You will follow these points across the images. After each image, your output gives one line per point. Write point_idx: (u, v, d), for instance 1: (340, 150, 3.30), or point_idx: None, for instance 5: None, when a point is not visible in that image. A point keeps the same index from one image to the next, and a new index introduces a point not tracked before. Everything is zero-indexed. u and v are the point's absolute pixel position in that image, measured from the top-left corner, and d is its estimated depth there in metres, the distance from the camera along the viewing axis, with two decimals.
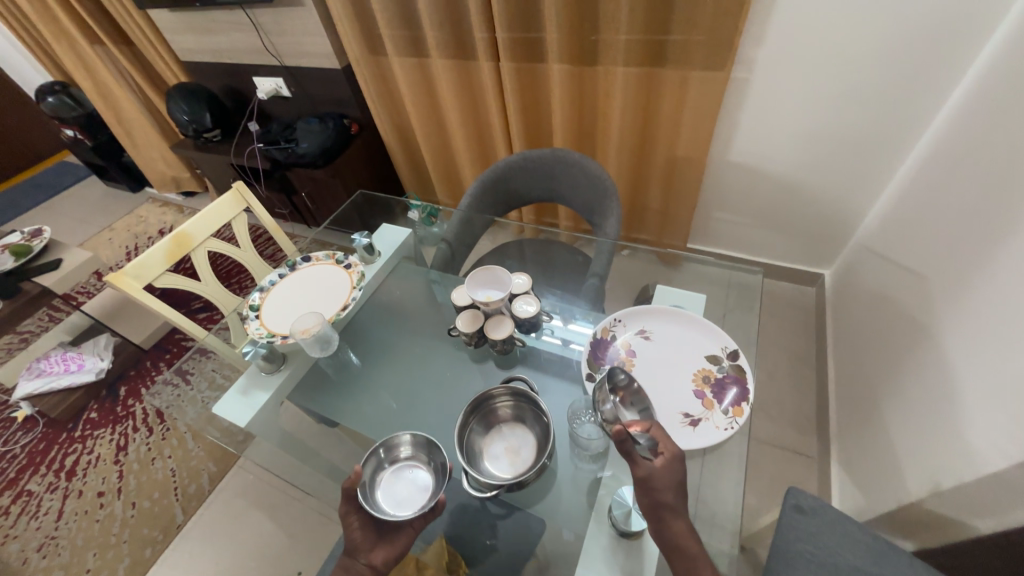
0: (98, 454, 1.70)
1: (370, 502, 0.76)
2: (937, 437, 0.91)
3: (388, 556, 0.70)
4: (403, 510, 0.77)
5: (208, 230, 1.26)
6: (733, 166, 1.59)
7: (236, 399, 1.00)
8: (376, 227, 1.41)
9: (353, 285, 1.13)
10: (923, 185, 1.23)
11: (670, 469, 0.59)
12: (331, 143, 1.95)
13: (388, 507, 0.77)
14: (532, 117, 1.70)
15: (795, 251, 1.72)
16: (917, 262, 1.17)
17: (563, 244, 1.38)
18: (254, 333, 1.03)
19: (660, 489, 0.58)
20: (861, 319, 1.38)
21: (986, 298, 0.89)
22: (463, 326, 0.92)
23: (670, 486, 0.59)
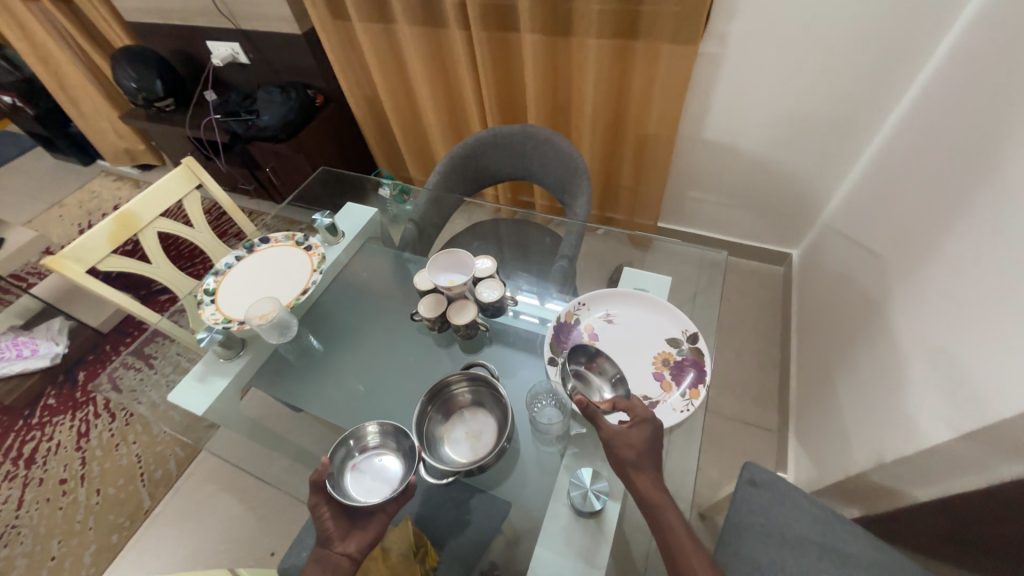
0: (58, 441, 1.65)
1: (339, 492, 0.76)
2: (884, 412, 0.96)
3: (362, 544, 0.69)
4: (373, 497, 0.76)
5: (155, 209, 1.19)
6: (705, 144, 1.58)
7: (191, 385, 0.97)
8: (341, 205, 1.36)
9: (314, 268, 1.10)
10: (886, 168, 1.24)
11: (634, 430, 0.65)
12: (294, 116, 1.84)
13: (357, 495, 0.76)
14: (505, 90, 1.63)
15: (764, 230, 1.74)
16: (876, 243, 1.20)
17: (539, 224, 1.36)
18: (209, 319, 1.00)
19: (622, 447, 0.64)
20: (822, 297, 1.42)
21: (936, 280, 0.91)
22: (425, 312, 0.89)
23: (635, 447, 0.64)
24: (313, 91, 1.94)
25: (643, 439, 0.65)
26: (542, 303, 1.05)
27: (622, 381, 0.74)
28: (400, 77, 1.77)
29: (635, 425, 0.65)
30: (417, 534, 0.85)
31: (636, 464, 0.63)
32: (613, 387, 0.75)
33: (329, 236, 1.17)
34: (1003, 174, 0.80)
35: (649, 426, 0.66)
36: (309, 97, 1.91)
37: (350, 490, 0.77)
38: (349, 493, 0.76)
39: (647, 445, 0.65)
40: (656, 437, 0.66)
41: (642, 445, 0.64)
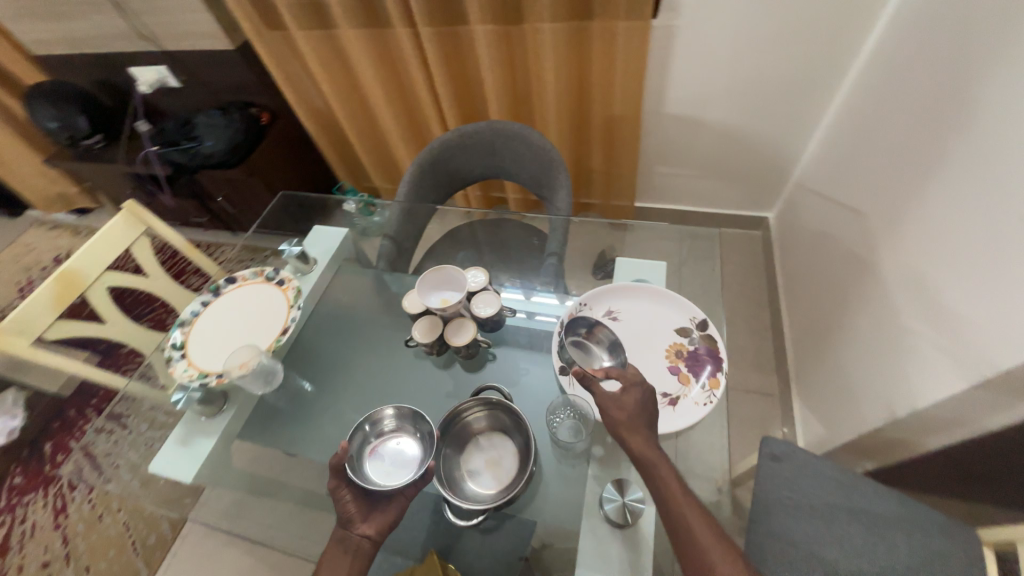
0: (33, 522, 1.51)
1: (358, 474, 0.75)
2: (886, 368, 0.97)
3: (382, 524, 0.72)
4: (392, 480, 0.76)
5: (101, 264, 1.09)
6: (673, 119, 1.56)
7: (174, 451, 0.89)
8: (308, 229, 1.27)
9: (290, 303, 1.02)
10: (853, 122, 1.25)
11: (624, 392, 0.68)
12: (241, 139, 1.72)
13: (377, 478, 0.76)
14: (462, 86, 1.56)
15: (738, 197, 1.75)
16: (853, 199, 1.20)
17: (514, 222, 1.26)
18: (182, 377, 0.91)
19: (614, 411, 0.67)
20: (806, 257, 1.43)
21: (921, 232, 0.92)
22: (421, 336, 0.84)
23: (626, 410, 0.66)
24: (256, 109, 1.82)
25: (635, 401, 0.67)
26: (528, 298, 1.03)
27: (619, 347, 0.78)
28: (349, 84, 1.67)
29: (627, 389, 0.68)
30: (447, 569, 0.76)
31: (628, 425, 0.65)
32: (611, 354, 0.79)
33: (300, 266, 1.12)
34: (978, 119, 0.81)
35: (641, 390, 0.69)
36: (252, 115, 1.79)
37: (370, 474, 0.76)
38: (369, 477, 0.76)
39: (639, 407, 0.67)
40: (650, 400, 0.68)
41: (633, 407, 0.67)
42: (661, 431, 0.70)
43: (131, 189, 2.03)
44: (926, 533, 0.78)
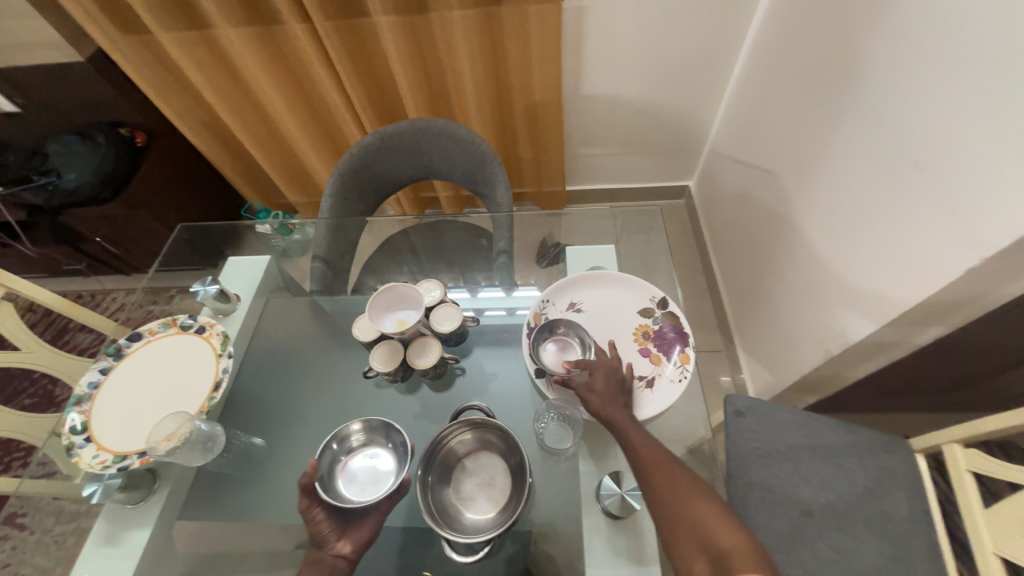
0: None
1: (330, 494, 0.69)
2: (816, 312, 1.06)
3: (358, 539, 0.67)
4: (368, 496, 0.70)
5: None
6: (592, 100, 1.57)
7: (95, 554, 0.74)
8: (221, 262, 1.11)
9: (217, 353, 0.88)
10: (754, 89, 1.34)
11: (595, 378, 0.70)
12: (113, 167, 1.47)
13: (352, 496, 0.70)
14: (373, 84, 1.45)
15: (660, 170, 1.83)
16: (764, 160, 1.30)
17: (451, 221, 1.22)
18: (90, 465, 0.76)
19: (587, 392, 0.69)
20: (729, 218, 1.53)
21: (830, 185, 1.01)
22: (380, 365, 0.77)
23: (599, 390, 0.69)
24: (126, 129, 1.55)
25: (605, 383, 0.70)
26: (473, 294, 1.01)
27: (587, 336, 0.77)
28: (239, 93, 1.49)
29: (597, 373, 0.71)
30: None
31: (604, 402, 0.68)
32: (584, 347, 0.77)
33: (220, 306, 0.97)
34: (868, 78, 0.89)
35: (609, 371, 0.71)
36: (123, 137, 1.53)
37: (344, 493, 0.70)
38: (343, 497, 0.69)
39: (609, 386, 0.70)
40: (618, 378, 0.71)
41: (603, 385, 0.70)
42: (643, 417, 0.71)
43: None
44: (873, 453, 0.87)
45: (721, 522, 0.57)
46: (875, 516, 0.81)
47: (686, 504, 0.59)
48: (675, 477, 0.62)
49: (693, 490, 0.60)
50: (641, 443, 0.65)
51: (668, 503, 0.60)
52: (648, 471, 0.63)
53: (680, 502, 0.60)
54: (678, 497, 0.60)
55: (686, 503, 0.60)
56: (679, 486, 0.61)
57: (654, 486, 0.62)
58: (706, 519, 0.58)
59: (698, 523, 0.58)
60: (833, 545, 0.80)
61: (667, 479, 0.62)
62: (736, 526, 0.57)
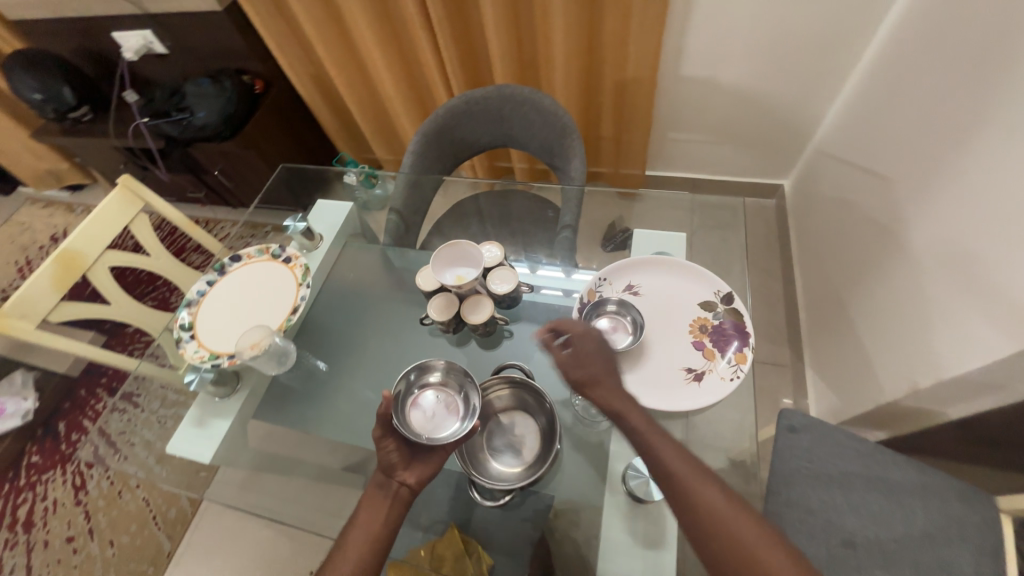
0: (54, 499, 1.51)
1: (400, 416, 0.74)
2: (908, 340, 0.94)
3: (422, 473, 0.72)
4: (432, 432, 0.74)
5: (101, 243, 1.06)
6: (689, 82, 1.48)
7: (192, 433, 0.90)
8: (311, 204, 1.22)
9: (299, 282, 0.99)
10: (882, 82, 1.18)
11: (585, 355, 0.67)
12: (234, 109, 1.65)
13: (419, 426, 0.74)
14: (466, 47, 1.47)
15: (752, 165, 1.69)
16: (877, 163, 1.15)
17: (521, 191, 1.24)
18: (193, 358, 0.90)
19: (576, 371, 0.66)
20: (823, 225, 1.38)
21: (954, 198, 0.88)
22: (435, 315, 0.82)
23: (591, 370, 0.66)
24: (248, 77, 1.74)
25: (597, 360, 0.67)
26: (535, 272, 0.99)
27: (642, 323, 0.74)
28: (345, 49, 1.59)
29: (582, 342, 0.68)
30: (466, 537, 0.82)
31: (596, 381, 0.66)
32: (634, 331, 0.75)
33: (306, 242, 1.08)
34: None
35: (595, 341, 0.68)
36: (245, 83, 1.71)
37: (413, 422, 0.74)
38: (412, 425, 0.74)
39: (593, 358, 0.67)
40: (605, 350, 0.68)
41: (590, 360, 0.67)
42: (682, 408, 0.69)
43: (124, 165, 1.95)
44: (943, 499, 0.79)
45: (767, 545, 0.56)
46: (933, 565, 0.73)
47: (729, 522, 0.58)
48: (717, 505, 0.58)
49: (739, 517, 0.58)
50: (667, 453, 0.62)
51: (710, 525, 0.58)
52: (689, 497, 0.59)
53: (722, 523, 0.58)
54: (724, 529, 0.57)
55: (736, 534, 0.57)
56: (717, 501, 0.59)
57: (699, 518, 0.59)
58: (751, 539, 0.57)
59: (748, 557, 0.56)
60: None
61: (710, 506, 0.59)
62: (780, 548, 0.56)
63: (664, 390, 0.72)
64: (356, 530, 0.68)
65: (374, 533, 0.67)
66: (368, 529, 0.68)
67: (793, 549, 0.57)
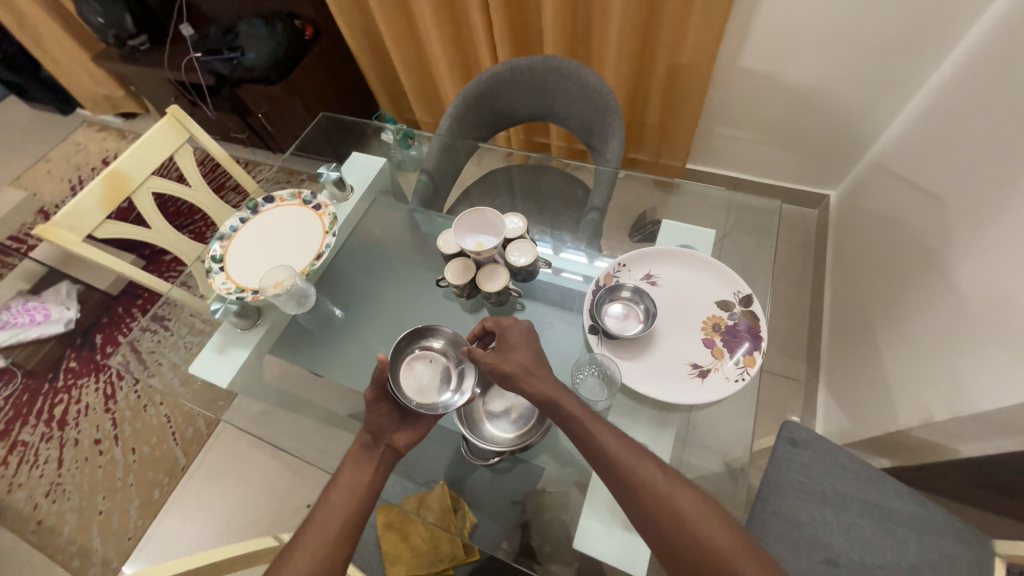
0: (87, 403, 1.64)
1: (393, 371, 0.77)
2: (932, 371, 0.91)
3: (405, 436, 0.75)
4: (417, 394, 0.77)
5: (147, 170, 1.10)
6: (746, 74, 1.40)
7: (212, 357, 0.95)
8: (346, 156, 1.24)
9: (326, 230, 1.01)
10: (955, 96, 1.10)
11: (512, 347, 0.71)
12: (283, 53, 1.66)
13: (410, 386, 0.78)
14: (518, 13, 1.43)
15: (799, 170, 1.61)
16: (934, 183, 1.08)
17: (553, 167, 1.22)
18: (221, 289, 0.94)
19: (505, 361, 0.69)
20: (864, 242, 1.32)
21: (1012, 229, 0.82)
22: (452, 278, 0.83)
23: (518, 359, 0.69)
24: (300, 22, 1.74)
25: (523, 351, 0.71)
26: (557, 254, 0.98)
27: (653, 310, 0.75)
28: (396, 3, 1.56)
29: (509, 333, 0.73)
30: (454, 496, 0.87)
31: (524, 372, 0.68)
32: (647, 321, 0.75)
33: (337, 191, 1.10)
34: None
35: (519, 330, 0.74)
36: (296, 28, 1.71)
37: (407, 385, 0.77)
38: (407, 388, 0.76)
39: (523, 345, 0.72)
40: (530, 339, 0.73)
41: (521, 348, 0.71)
42: (681, 402, 0.69)
43: (174, 97, 2.00)
44: (939, 534, 0.77)
45: (704, 516, 0.60)
46: None
47: (669, 498, 0.61)
48: (657, 484, 0.62)
49: (678, 495, 0.61)
50: (608, 441, 0.65)
51: (653, 505, 0.61)
52: (629, 480, 0.62)
53: (663, 503, 0.61)
54: (664, 507, 0.61)
55: (676, 510, 0.61)
56: (656, 482, 0.62)
57: (640, 498, 0.61)
58: (689, 512, 0.61)
59: (686, 530, 0.60)
60: None
61: (649, 487, 0.62)
62: (718, 518, 0.61)
63: (666, 382, 0.72)
64: (338, 489, 0.69)
65: (356, 489, 0.69)
66: (352, 485, 0.69)
67: (726, 517, 0.61)
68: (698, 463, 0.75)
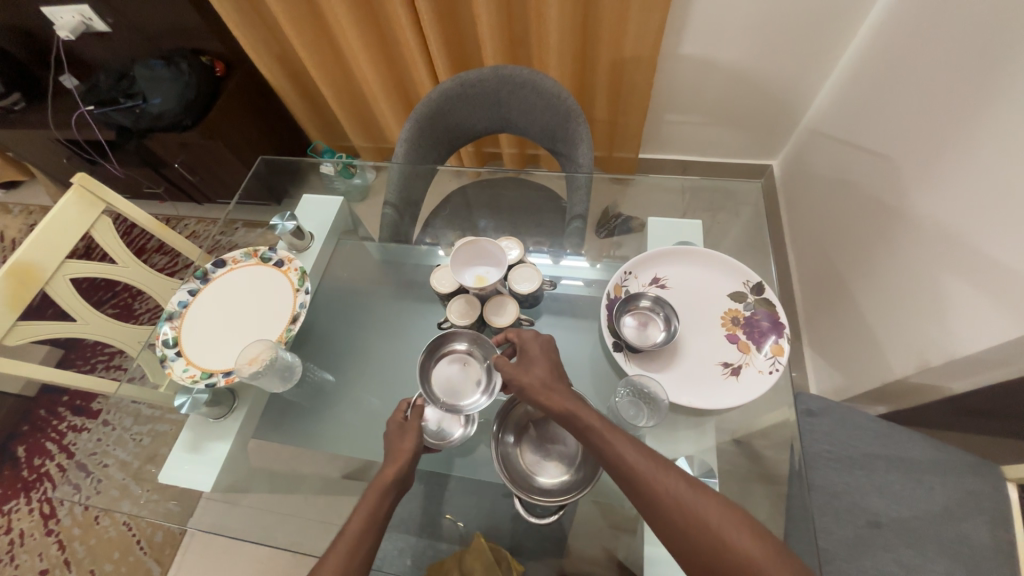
0: (21, 530, 1.38)
1: (425, 364, 0.74)
2: (916, 319, 0.97)
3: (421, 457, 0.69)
4: (445, 391, 0.73)
5: (59, 253, 0.93)
6: (685, 60, 1.44)
7: (186, 460, 0.81)
8: (294, 199, 1.12)
9: (296, 287, 0.90)
10: (878, 60, 1.18)
11: (532, 360, 0.67)
12: (194, 94, 1.49)
13: (439, 382, 0.74)
14: (451, 24, 1.37)
15: (743, 145, 1.68)
16: (876, 142, 1.16)
17: (510, 177, 1.15)
18: (183, 378, 0.81)
19: (523, 374, 0.64)
20: (818, 204, 1.39)
21: (965, 180, 0.89)
22: (457, 318, 0.77)
23: (537, 373, 0.65)
24: (207, 58, 1.58)
25: (543, 364, 0.66)
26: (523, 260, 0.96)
27: (674, 315, 0.73)
28: (315, 26, 1.45)
29: (530, 343, 0.68)
30: (495, 548, 0.79)
31: (543, 385, 0.63)
32: (667, 329, 0.73)
33: (296, 242, 0.98)
34: None
35: (539, 342, 0.69)
36: (205, 66, 1.54)
37: (432, 379, 0.74)
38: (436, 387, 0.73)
39: (543, 355, 0.67)
40: (552, 352, 0.68)
41: (541, 360, 0.66)
42: (724, 406, 0.68)
43: (66, 158, 1.75)
44: (958, 475, 0.83)
45: (731, 522, 0.52)
46: (954, 539, 0.78)
47: (689, 506, 0.54)
48: (678, 493, 0.54)
49: (700, 501, 0.54)
50: (623, 450, 0.58)
51: (671, 517, 0.54)
52: (650, 492, 0.55)
53: (682, 512, 0.53)
54: (686, 516, 0.53)
55: (699, 518, 0.53)
56: (674, 490, 0.55)
57: (662, 510, 0.54)
58: (714, 521, 0.52)
59: (719, 543, 0.51)
60: (900, 561, 0.79)
61: (671, 496, 0.54)
62: (748, 524, 0.52)
63: (702, 387, 0.71)
64: (359, 512, 0.62)
65: (371, 513, 0.62)
66: (369, 509, 0.62)
67: (756, 522, 0.53)
68: (742, 458, 0.75)
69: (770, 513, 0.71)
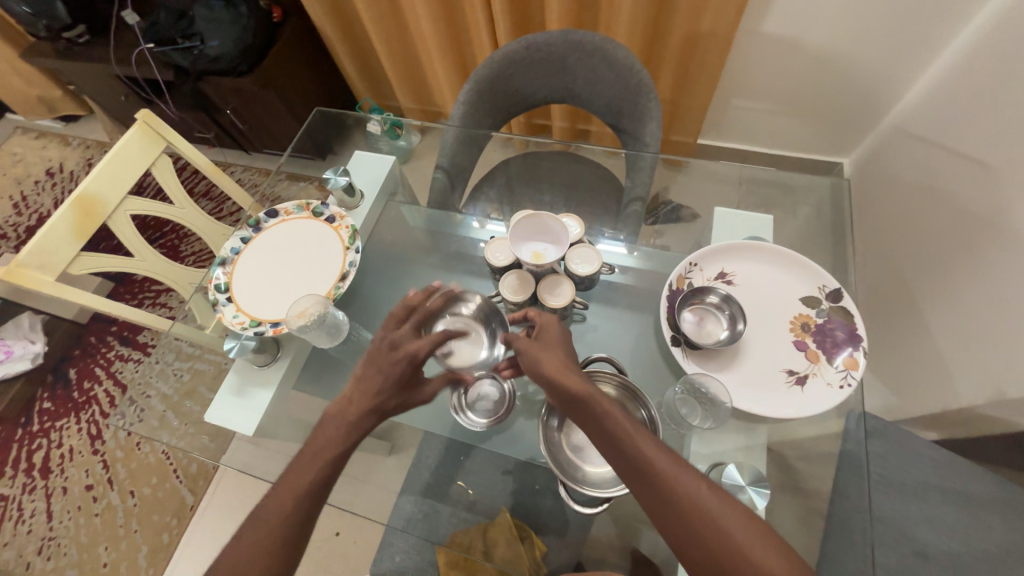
0: (70, 446, 1.48)
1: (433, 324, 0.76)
2: (990, 345, 0.89)
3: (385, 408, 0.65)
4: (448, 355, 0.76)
5: (121, 188, 0.95)
6: (764, 40, 1.33)
7: (227, 403, 0.83)
8: (345, 154, 1.10)
9: (346, 245, 0.90)
10: (988, 54, 1.06)
11: (548, 339, 0.66)
12: (248, 39, 1.47)
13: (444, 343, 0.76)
14: None
15: (813, 139, 1.57)
16: (972, 147, 1.05)
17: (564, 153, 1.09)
18: (234, 324, 0.83)
19: (539, 352, 0.64)
20: (892, 211, 1.29)
21: None
22: (510, 294, 0.75)
23: (554, 354, 0.64)
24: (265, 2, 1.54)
25: (558, 347, 0.66)
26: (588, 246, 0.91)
27: (741, 316, 0.69)
28: None
29: (544, 325, 0.68)
30: (518, 525, 0.80)
31: (560, 365, 0.62)
32: (731, 327, 0.70)
33: (347, 199, 0.97)
34: None
35: (555, 328, 0.69)
36: (262, 10, 1.51)
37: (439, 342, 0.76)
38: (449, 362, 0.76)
39: (561, 339, 0.67)
40: (563, 340, 0.67)
41: (556, 339, 0.66)
42: (785, 416, 0.64)
43: (123, 95, 1.76)
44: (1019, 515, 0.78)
45: (756, 538, 0.50)
46: None
47: (712, 514, 0.51)
48: (701, 496, 0.52)
49: (722, 509, 0.51)
50: (644, 445, 0.55)
51: (692, 522, 0.51)
52: (667, 491, 0.53)
53: (700, 519, 0.51)
54: (708, 523, 0.51)
55: (721, 528, 0.50)
56: (694, 495, 0.52)
57: (682, 512, 0.52)
58: (737, 534, 0.50)
59: (742, 561, 0.49)
60: None
61: (692, 498, 0.52)
62: (773, 544, 0.50)
63: (763, 393, 0.67)
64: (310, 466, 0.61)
65: (320, 478, 0.60)
66: (318, 473, 0.60)
67: (781, 542, 0.50)
68: (789, 469, 0.72)
69: (810, 528, 0.69)
